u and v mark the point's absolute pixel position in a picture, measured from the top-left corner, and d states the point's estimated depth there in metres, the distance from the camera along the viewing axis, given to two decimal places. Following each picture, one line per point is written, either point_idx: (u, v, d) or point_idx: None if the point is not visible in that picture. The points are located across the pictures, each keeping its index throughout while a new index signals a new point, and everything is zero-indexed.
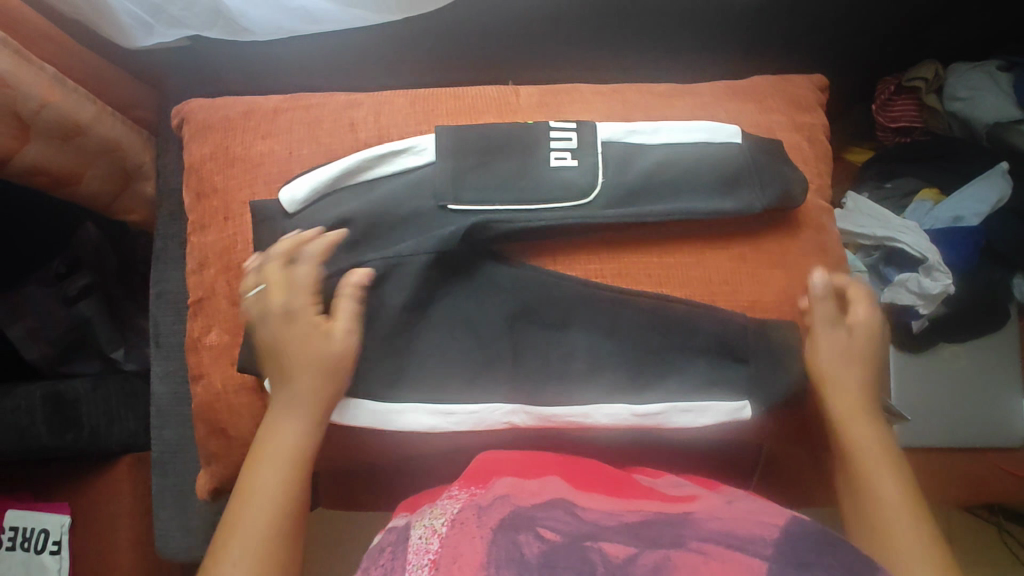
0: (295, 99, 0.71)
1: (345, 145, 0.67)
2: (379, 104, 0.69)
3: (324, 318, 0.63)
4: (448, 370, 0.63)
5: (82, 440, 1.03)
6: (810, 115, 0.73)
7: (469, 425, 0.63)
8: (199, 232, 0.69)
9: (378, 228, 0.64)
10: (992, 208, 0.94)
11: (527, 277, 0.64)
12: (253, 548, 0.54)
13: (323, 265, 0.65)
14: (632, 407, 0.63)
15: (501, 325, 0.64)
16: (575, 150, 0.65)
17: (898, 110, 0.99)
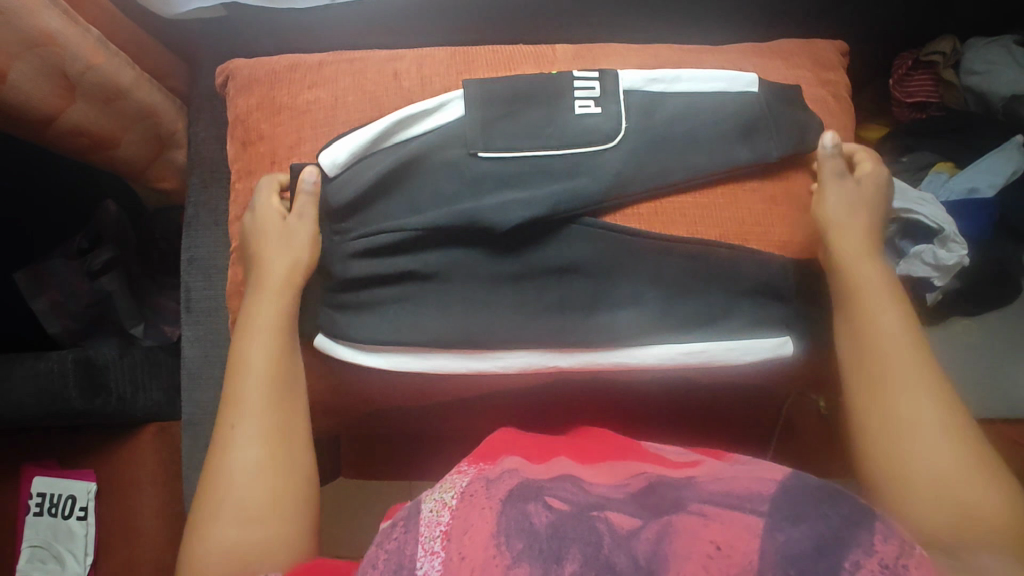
0: (339, 53, 0.71)
1: (389, 93, 0.67)
2: (420, 59, 0.69)
3: (377, 279, 0.64)
4: (493, 320, 0.63)
5: (110, 405, 1.04)
6: (835, 73, 0.73)
7: (518, 368, 0.63)
8: (246, 176, 0.70)
9: (418, 186, 0.63)
10: (1006, 180, 0.96)
11: (575, 233, 0.63)
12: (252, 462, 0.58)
13: (365, 224, 0.64)
14: (678, 346, 0.63)
15: (545, 268, 0.63)
16: (599, 98, 0.63)
17: (916, 84, 1.01)
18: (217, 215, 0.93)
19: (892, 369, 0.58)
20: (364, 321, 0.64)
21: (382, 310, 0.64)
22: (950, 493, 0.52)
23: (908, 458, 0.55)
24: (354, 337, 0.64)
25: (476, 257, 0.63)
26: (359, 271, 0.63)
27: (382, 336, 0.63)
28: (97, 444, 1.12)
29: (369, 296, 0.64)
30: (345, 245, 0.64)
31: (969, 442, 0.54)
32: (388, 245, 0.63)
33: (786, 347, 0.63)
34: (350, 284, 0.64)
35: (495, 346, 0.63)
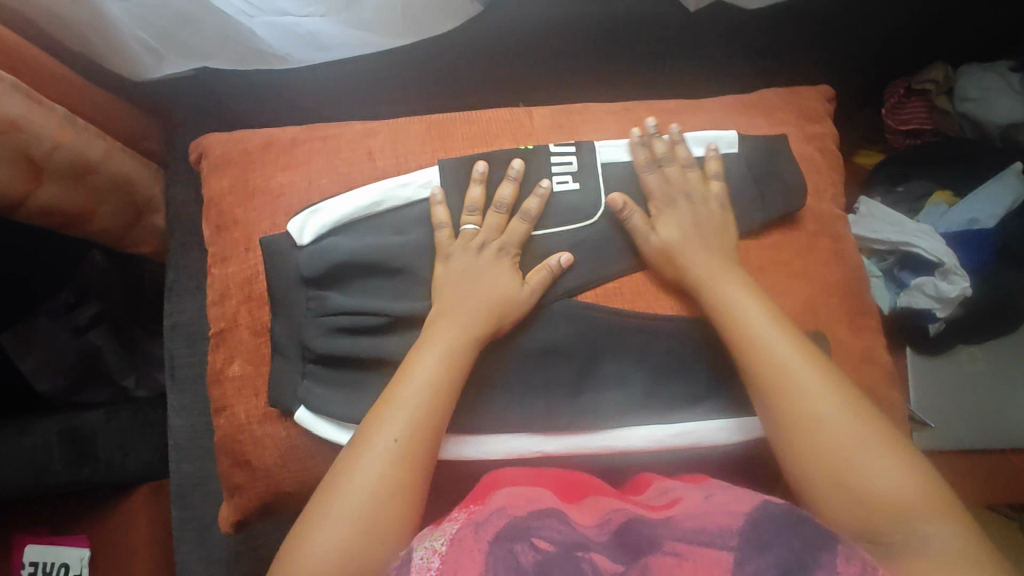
0: (314, 128, 0.68)
1: (364, 173, 0.64)
2: (395, 132, 0.66)
3: (359, 359, 0.59)
4: (479, 403, 0.61)
5: (99, 473, 1.02)
6: (820, 126, 0.72)
7: (502, 455, 0.60)
8: (220, 262, 0.65)
9: (404, 266, 0.59)
10: (1005, 211, 0.94)
11: (557, 314, 0.61)
12: (374, 481, 0.50)
13: (347, 294, 0.60)
14: (664, 427, 0.60)
15: (533, 350, 0.60)
16: (576, 172, 0.63)
17: (908, 112, 0.99)
18: (199, 281, 0.90)
19: (809, 409, 0.52)
20: (338, 398, 0.59)
21: (367, 394, 0.59)
22: (861, 487, 0.49)
23: (815, 454, 0.51)
24: (337, 414, 0.58)
25: None
26: (340, 350, 0.59)
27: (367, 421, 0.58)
28: (90, 510, 1.09)
29: (344, 375, 0.60)
30: (324, 324, 0.59)
31: (896, 477, 0.49)
32: (375, 327, 0.59)
33: None
34: (333, 363, 0.60)
35: (482, 430, 0.61)
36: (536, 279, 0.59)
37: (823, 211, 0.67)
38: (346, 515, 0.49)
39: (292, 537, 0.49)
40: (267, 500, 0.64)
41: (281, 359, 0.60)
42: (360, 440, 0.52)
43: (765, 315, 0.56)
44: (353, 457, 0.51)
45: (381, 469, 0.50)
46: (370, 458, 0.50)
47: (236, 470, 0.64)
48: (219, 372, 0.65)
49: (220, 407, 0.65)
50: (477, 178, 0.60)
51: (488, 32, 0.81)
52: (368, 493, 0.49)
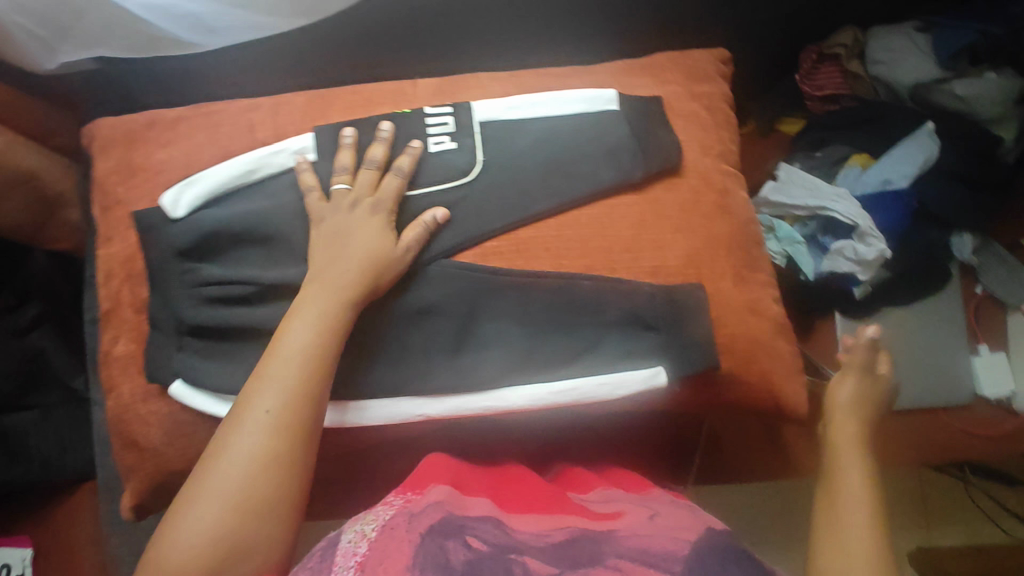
0: (198, 106, 0.67)
1: (241, 146, 0.63)
2: (275, 106, 0.66)
3: (232, 330, 0.59)
4: (357, 368, 0.60)
5: (30, 474, 0.97)
6: (707, 85, 0.72)
7: (383, 419, 0.61)
8: (103, 243, 0.65)
9: (278, 234, 0.59)
10: (919, 169, 0.94)
11: (431, 275, 0.60)
12: (257, 446, 0.48)
13: (220, 265, 0.59)
14: (547, 385, 0.60)
15: (407, 310, 0.60)
16: (453, 133, 0.62)
17: (824, 77, 0.99)
18: None
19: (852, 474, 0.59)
20: (214, 367, 0.59)
21: (242, 364, 0.59)
22: (838, 543, 0.52)
23: (826, 510, 0.56)
24: (210, 385, 0.58)
25: None
26: (211, 320, 0.59)
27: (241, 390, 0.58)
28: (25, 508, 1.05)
29: (221, 347, 0.60)
30: (198, 295, 0.59)
31: (857, 537, 0.52)
32: (246, 296, 0.59)
33: (659, 377, 0.60)
34: (208, 333, 0.59)
35: (363, 396, 0.60)
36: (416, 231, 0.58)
37: (708, 165, 0.66)
38: (230, 484, 0.47)
39: (169, 515, 0.47)
40: (159, 481, 0.65)
41: (158, 333, 0.60)
42: (240, 411, 0.49)
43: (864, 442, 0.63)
44: (230, 431, 0.49)
45: (252, 449, 0.48)
46: (252, 424, 0.49)
47: (127, 453, 0.65)
48: (105, 354, 0.65)
49: (107, 389, 0.65)
50: (350, 141, 0.60)
51: (384, 10, 0.80)
52: (242, 476, 0.47)
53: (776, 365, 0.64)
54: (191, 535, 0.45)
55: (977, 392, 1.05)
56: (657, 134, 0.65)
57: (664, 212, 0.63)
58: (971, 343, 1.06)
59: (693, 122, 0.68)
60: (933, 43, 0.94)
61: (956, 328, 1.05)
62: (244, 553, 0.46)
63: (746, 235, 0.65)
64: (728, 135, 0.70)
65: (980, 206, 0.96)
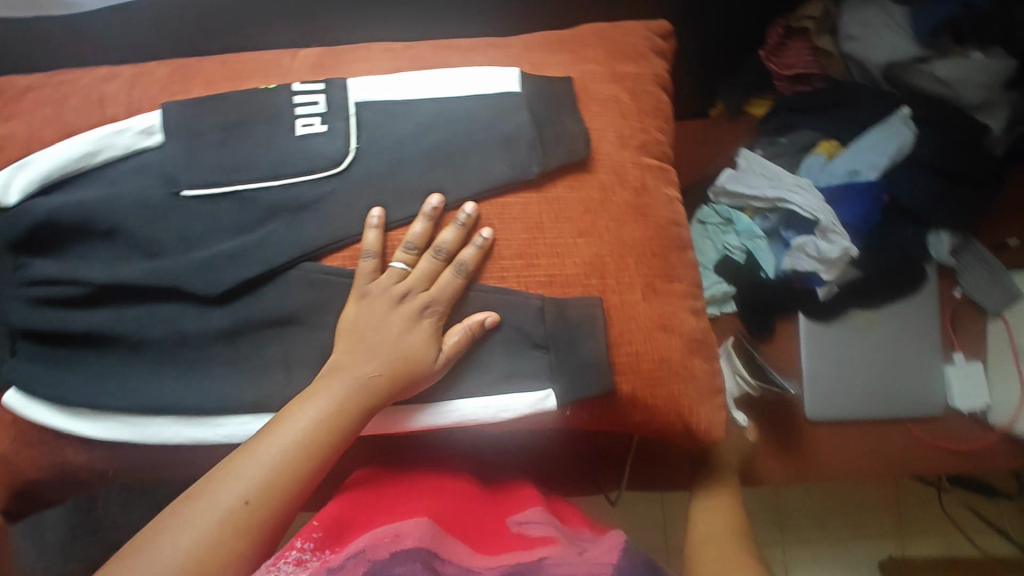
0: (51, 75, 0.61)
1: (87, 122, 0.56)
2: (134, 76, 0.59)
3: (67, 335, 0.52)
4: (204, 383, 0.52)
5: None
6: (637, 65, 0.62)
7: (242, 439, 0.53)
8: None
9: (119, 228, 0.52)
10: (891, 159, 0.85)
11: (292, 280, 0.52)
12: (217, 522, 0.42)
13: (55, 260, 0.52)
14: (424, 405, 0.53)
15: (258, 318, 0.52)
16: (324, 114, 0.54)
17: (791, 55, 0.91)
18: None
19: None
20: (46, 376, 0.52)
21: (80, 374, 0.52)
22: None
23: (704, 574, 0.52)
24: (41, 395, 0.52)
25: (167, 307, 0.52)
26: (40, 323, 0.51)
27: (80, 403, 0.51)
28: None
29: (57, 354, 0.53)
30: (24, 297, 0.52)
31: None
32: (79, 299, 0.52)
33: (549, 401, 0.53)
34: (39, 338, 0.52)
35: (209, 412, 0.52)
36: (422, 282, 0.52)
37: (623, 158, 0.58)
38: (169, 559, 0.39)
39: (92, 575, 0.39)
40: (16, 491, 0.59)
41: None
42: (216, 477, 0.44)
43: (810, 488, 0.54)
44: (198, 497, 0.43)
45: (208, 534, 0.41)
46: (221, 495, 0.43)
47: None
48: None
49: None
50: (378, 223, 0.52)
51: None
52: (185, 562, 0.40)
53: (688, 388, 0.57)
54: None
55: (950, 404, 0.95)
56: (564, 119, 0.57)
57: (562, 211, 0.56)
58: (947, 350, 0.97)
59: (612, 106, 0.59)
60: (911, 18, 0.84)
61: (933, 336, 0.95)
62: None
63: (664, 237, 0.58)
64: (653, 121, 0.61)
65: (956, 202, 0.87)
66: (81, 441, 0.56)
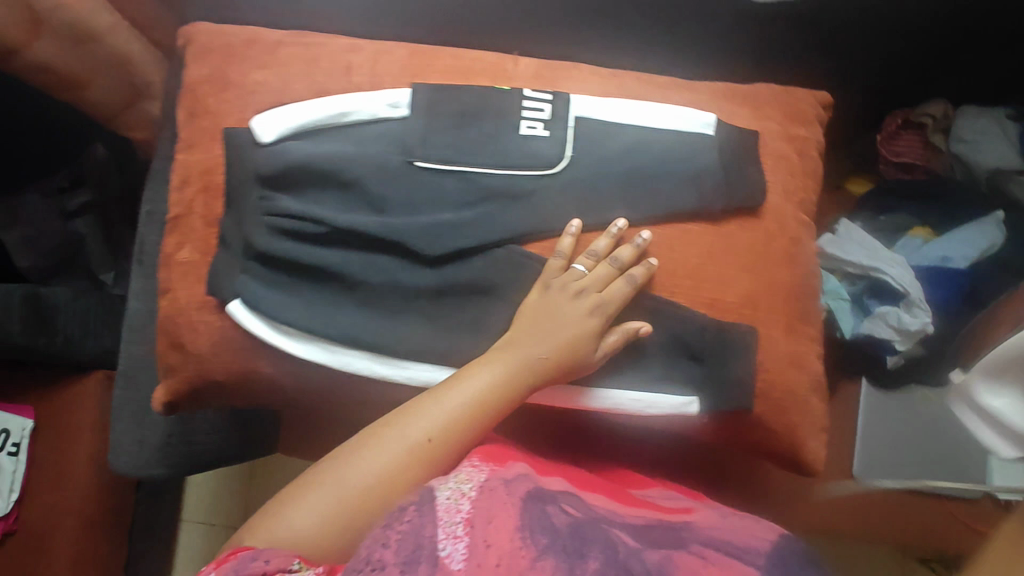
0: (300, 35, 0.68)
1: (339, 86, 0.65)
2: (378, 53, 0.67)
3: (299, 265, 0.61)
4: (403, 327, 0.61)
5: (54, 346, 1.04)
6: (804, 129, 0.72)
7: (422, 382, 0.61)
8: (185, 149, 0.66)
9: (360, 182, 0.61)
10: (980, 254, 0.94)
11: (498, 258, 0.61)
12: (398, 452, 0.53)
13: (298, 199, 0.62)
14: (586, 389, 0.62)
15: (462, 288, 0.61)
16: (546, 121, 0.63)
17: (904, 144, 0.99)
18: None
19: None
20: (273, 294, 0.61)
21: (301, 300, 0.61)
22: None
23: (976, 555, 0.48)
24: (265, 312, 0.61)
25: (387, 258, 0.61)
26: (280, 249, 0.61)
27: (298, 322, 0.60)
28: (45, 383, 1.14)
29: (284, 277, 0.62)
30: (268, 226, 0.61)
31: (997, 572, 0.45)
32: (315, 237, 0.61)
33: (691, 407, 0.62)
34: (270, 262, 0.62)
35: (402, 354, 0.60)
36: (599, 283, 0.59)
37: (786, 207, 0.66)
38: (362, 474, 0.52)
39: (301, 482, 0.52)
40: (197, 386, 0.67)
41: (228, 249, 0.63)
42: (402, 417, 0.55)
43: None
44: (385, 430, 0.54)
45: (391, 465, 0.52)
46: (401, 434, 0.53)
47: (168, 352, 0.67)
48: (169, 256, 0.67)
49: (164, 289, 0.67)
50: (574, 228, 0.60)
51: None
52: (366, 490, 0.51)
53: (803, 421, 0.65)
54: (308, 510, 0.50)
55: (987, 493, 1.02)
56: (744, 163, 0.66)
57: (728, 242, 0.64)
58: None
59: (779, 161, 0.68)
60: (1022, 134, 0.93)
61: None
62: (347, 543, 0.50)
63: (806, 285, 0.66)
64: (810, 180, 0.70)
65: None
66: (277, 356, 0.64)
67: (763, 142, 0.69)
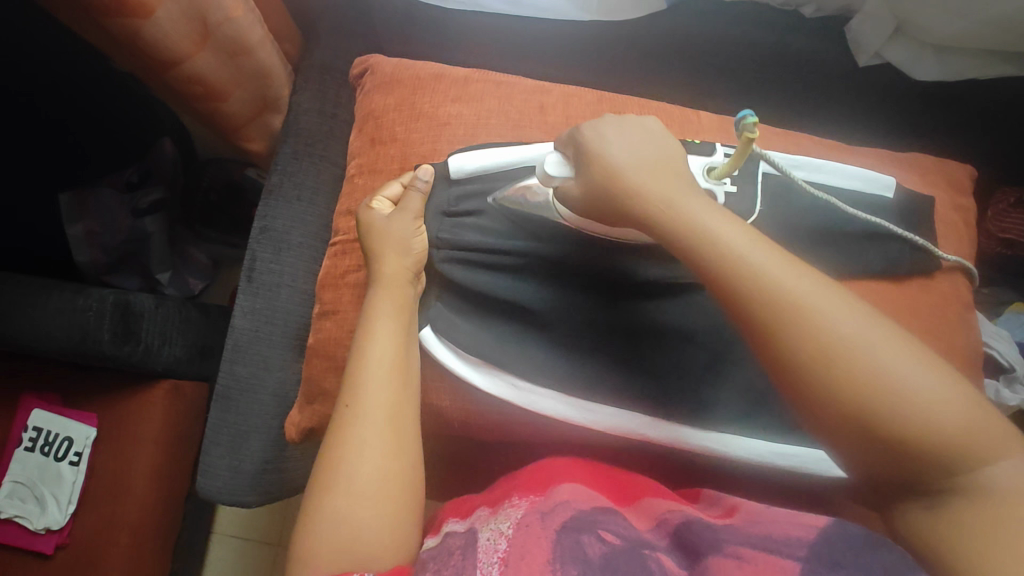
0: (485, 72, 0.76)
1: (533, 123, 0.73)
2: (570, 96, 0.75)
3: (493, 301, 0.66)
4: (589, 369, 0.64)
5: (136, 355, 0.99)
6: (938, 193, 0.77)
7: (604, 426, 0.63)
8: (369, 173, 0.72)
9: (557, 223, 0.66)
10: None
11: (691, 303, 0.66)
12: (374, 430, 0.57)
13: (495, 229, 0.67)
14: (770, 445, 0.63)
15: (650, 331, 0.65)
16: (734, 177, 0.67)
17: (1010, 222, 0.98)
18: (303, 188, 0.89)
19: (785, 288, 0.45)
20: (465, 325, 0.66)
21: (492, 335, 0.66)
22: (906, 405, 0.42)
23: (889, 406, 0.42)
24: (458, 341, 0.65)
25: (574, 293, 0.66)
26: (476, 280, 0.67)
27: (487, 356, 0.64)
28: (109, 390, 1.09)
29: (475, 309, 0.67)
30: (462, 261, 0.67)
31: (914, 368, 0.43)
32: (509, 267, 0.67)
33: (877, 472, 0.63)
34: (467, 295, 0.67)
35: (589, 396, 0.64)
36: (416, 203, 0.67)
37: (933, 271, 0.71)
38: (362, 460, 0.55)
39: (312, 505, 0.54)
40: None
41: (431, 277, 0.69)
42: (353, 399, 0.57)
43: (724, 217, 0.49)
44: (349, 418, 0.57)
45: (373, 445, 0.56)
46: (370, 413, 0.57)
47: (328, 377, 0.71)
48: (340, 278, 0.72)
49: (329, 311, 0.72)
50: (425, 184, 0.67)
51: (663, 29, 0.84)
52: (375, 480, 0.55)
53: None
54: (336, 523, 0.53)
55: None
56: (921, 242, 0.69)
57: (895, 304, 0.69)
58: None
59: (930, 229, 0.72)
60: None
61: None
62: (389, 529, 0.54)
63: (952, 349, 0.69)
64: (950, 247, 0.74)
65: None
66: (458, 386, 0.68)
67: (934, 203, 0.75)
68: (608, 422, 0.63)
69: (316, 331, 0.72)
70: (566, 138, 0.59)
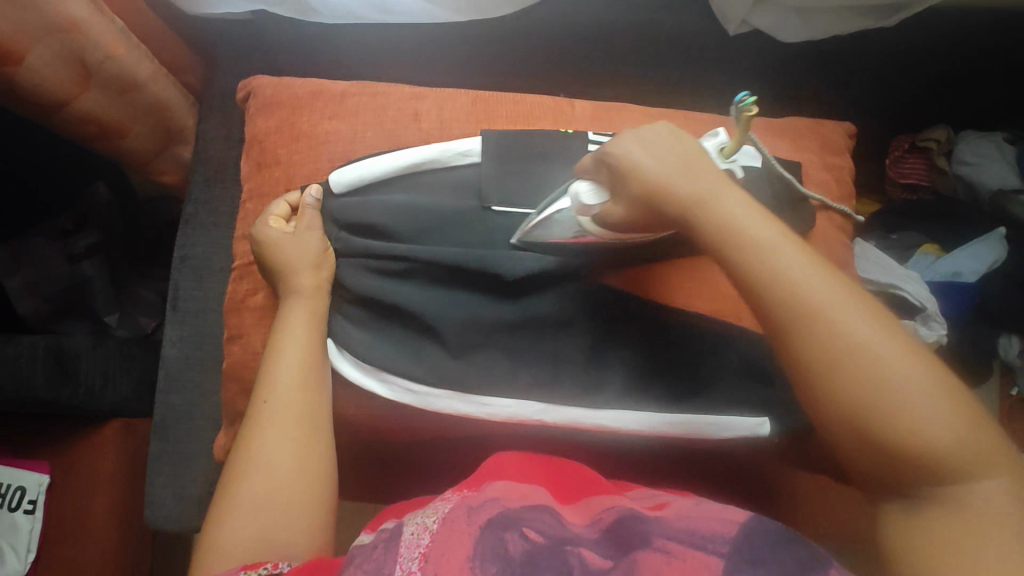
0: (362, 85, 0.79)
1: (408, 132, 0.75)
2: (442, 100, 0.78)
3: (388, 309, 0.68)
4: (491, 362, 0.66)
5: (77, 397, 1.01)
6: (811, 152, 0.81)
7: (501, 417, 0.64)
8: (257, 196, 0.75)
9: (441, 227, 0.69)
10: (988, 269, 0.89)
11: (575, 290, 0.67)
12: (279, 441, 0.58)
13: (385, 238, 0.69)
14: (660, 416, 0.64)
15: (545, 318, 0.66)
16: None
17: (909, 167, 1.02)
18: (218, 215, 0.91)
19: (845, 329, 0.44)
20: (361, 335, 0.68)
21: (386, 342, 0.68)
22: (912, 433, 0.42)
23: (896, 438, 0.42)
24: (353, 350, 0.67)
25: (466, 291, 0.67)
26: (370, 287, 0.68)
27: (382, 363, 0.66)
28: (60, 435, 1.09)
29: (373, 318, 0.69)
30: (360, 268, 0.69)
31: (911, 402, 0.42)
32: (396, 272, 0.68)
33: (764, 427, 0.65)
34: (365, 304, 0.69)
35: (485, 391, 0.64)
36: (315, 220, 0.69)
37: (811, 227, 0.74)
38: (266, 469, 0.57)
39: (215, 515, 0.55)
40: None
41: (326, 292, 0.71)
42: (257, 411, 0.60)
43: (799, 253, 0.47)
44: (255, 430, 0.59)
45: (278, 453, 0.58)
46: (275, 424, 0.59)
47: (241, 398, 0.74)
48: (241, 301, 0.74)
49: (234, 333, 0.74)
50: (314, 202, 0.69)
51: (541, 23, 0.88)
52: (278, 487, 0.56)
53: None
54: (236, 530, 0.54)
55: None
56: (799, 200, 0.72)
57: None
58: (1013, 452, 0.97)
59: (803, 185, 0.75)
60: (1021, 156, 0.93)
61: None
62: (291, 536, 0.55)
63: None
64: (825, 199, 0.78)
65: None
66: (357, 394, 0.70)
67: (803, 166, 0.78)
68: (508, 413, 0.64)
69: (226, 352, 0.74)
70: (592, 163, 0.59)
